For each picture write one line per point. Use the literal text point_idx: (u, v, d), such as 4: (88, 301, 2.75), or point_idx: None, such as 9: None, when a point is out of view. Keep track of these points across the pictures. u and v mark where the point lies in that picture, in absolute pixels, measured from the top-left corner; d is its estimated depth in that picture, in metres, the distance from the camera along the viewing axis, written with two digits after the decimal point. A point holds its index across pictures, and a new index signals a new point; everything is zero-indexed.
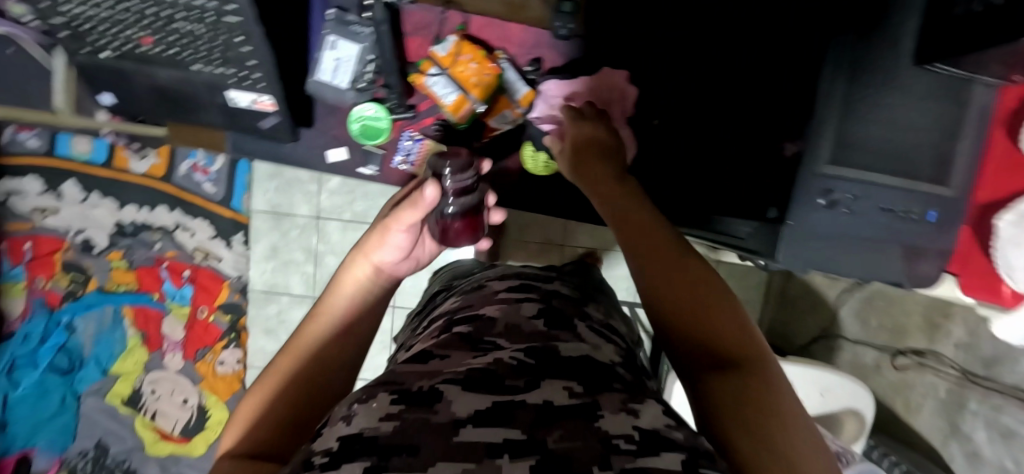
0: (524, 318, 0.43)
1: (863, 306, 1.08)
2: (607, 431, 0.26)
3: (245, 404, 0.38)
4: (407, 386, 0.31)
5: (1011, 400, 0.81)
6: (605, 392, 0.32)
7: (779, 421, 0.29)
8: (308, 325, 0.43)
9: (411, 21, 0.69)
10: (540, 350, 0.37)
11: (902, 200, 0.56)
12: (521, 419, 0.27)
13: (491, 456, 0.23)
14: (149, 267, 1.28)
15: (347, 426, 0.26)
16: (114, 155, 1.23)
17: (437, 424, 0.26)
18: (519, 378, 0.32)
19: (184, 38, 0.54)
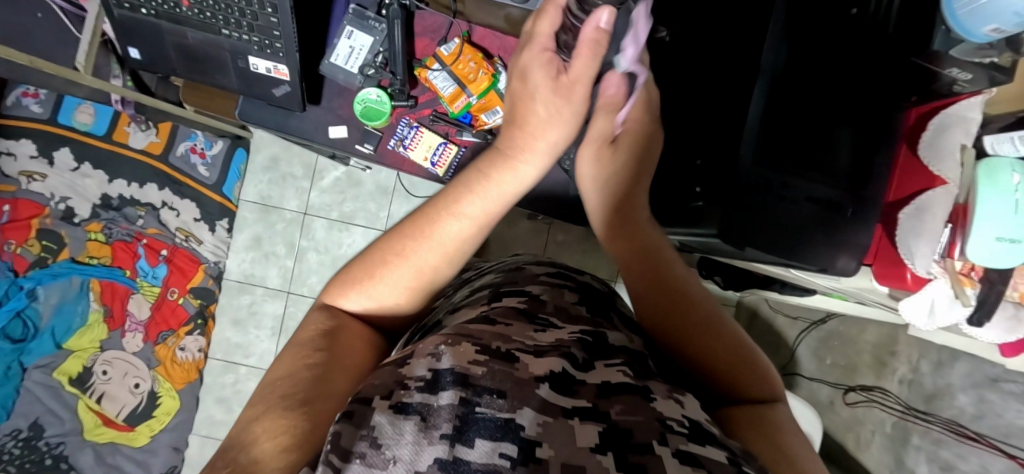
0: (569, 304, 0.49)
1: (820, 346, 1.15)
2: (662, 412, 0.32)
3: (372, 260, 0.41)
4: (487, 343, 0.36)
5: (948, 434, 0.86)
6: (651, 380, 0.38)
7: (791, 447, 0.37)
8: (443, 216, 0.41)
9: (422, 24, 0.75)
10: (592, 334, 0.43)
11: (826, 189, 0.49)
12: (583, 392, 0.34)
13: (565, 416, 0.31)
14: (127, 242, 1.28)
15: (438, 362, 0.32)
16: (115, 129, 1.27)
17: (519, 377, 0.32)
18: (580, 353, 0.39)
19: (219, 5, 0.61)
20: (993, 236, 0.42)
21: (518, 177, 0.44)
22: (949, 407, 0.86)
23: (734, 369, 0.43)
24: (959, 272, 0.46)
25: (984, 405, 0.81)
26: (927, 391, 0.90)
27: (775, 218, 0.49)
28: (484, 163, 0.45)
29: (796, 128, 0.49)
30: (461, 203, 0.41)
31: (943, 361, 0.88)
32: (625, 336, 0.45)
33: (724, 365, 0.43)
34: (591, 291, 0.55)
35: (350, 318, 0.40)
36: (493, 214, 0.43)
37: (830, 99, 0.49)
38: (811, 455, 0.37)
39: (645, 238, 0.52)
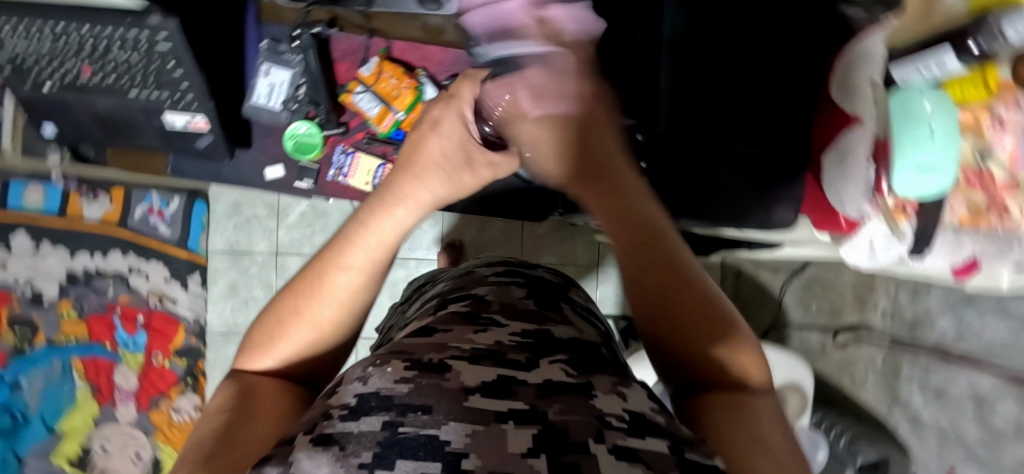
0: (516, 299, 0.44)
1: (805, 292, 1.17)
2: (600, 409, 0.28)
3: (267, 328, 0.39)
4: (419, 356, 0.33)
5: (935, 360, 0.86)
6: (597, 374, 0.33)
7: (776, 440, 0.28)
8: (330, 271, 0.39)
9: (339, 48, 0.74)
10: (536, 331, 0.38)
11: (749, 151, 0.50)
12: (521, 392, 0.29)
13: (498, 422, 0.26)
14: (101, 315, 1.26)
15: (364, 385, 0.29)
16: (68, 204, 1.24)
17: (448, 390, 0.28)
18: (521, 355, 0.34)
19: (119, 67, 0.59)
20: (910, 165, 0.41)
21: (395, 221, 0.41)
22: (931, 334, 0.87)
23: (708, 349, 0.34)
24: (891, 208, 0.45)
25: (963, 325, 0.82)
26: (909, 321, 0.91)
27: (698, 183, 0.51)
28: (363, 209, 0.42)
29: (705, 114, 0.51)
30: (346, 255, 0.39)
31: (918, 289, 0.89)
32: (574, 328, 0.41)
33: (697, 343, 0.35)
34: (543, 284, 0.50)
35: (258, 380, 0.37)
36: (381, 259, 0.40)
37: (722, 85, 0.50)
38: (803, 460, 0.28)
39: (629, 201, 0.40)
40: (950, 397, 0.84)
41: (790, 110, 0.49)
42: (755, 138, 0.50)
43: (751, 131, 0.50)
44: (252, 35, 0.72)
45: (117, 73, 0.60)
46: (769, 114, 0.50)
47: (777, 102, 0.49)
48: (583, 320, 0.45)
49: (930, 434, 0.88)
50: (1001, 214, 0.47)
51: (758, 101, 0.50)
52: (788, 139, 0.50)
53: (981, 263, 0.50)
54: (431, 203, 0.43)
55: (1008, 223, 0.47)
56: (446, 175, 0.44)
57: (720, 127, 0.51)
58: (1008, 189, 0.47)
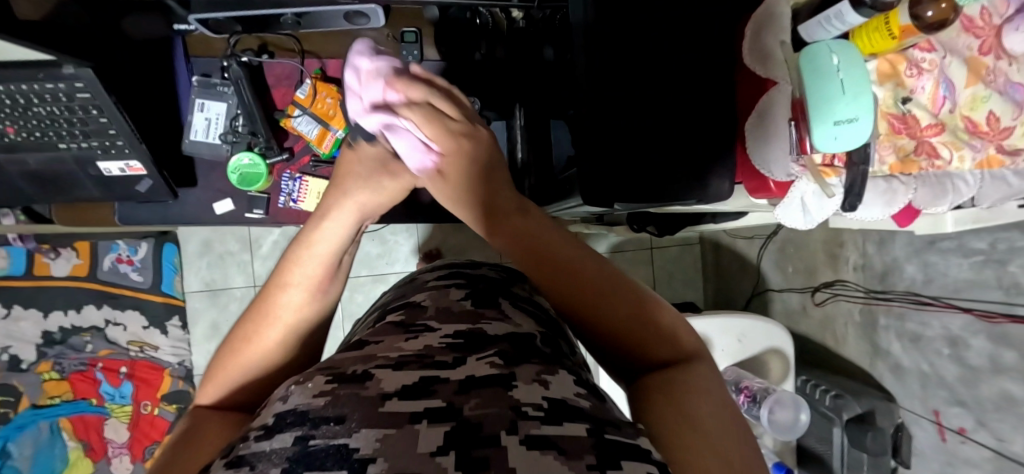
0: (452, 301, 0.40)
1: (780, 256, 1.19)
2: (517, 398, 0.25)
3: (221, 361, 0.38)
4: (342, 369, 0.28)
5: (908, 306, 0.87)
6: (523, 364, 0.29)
7: (705, 412, 0.30)
8: (278, 291, 0.41)
9: (273, 73, 0.74)
10: (470, 331, 0.34)
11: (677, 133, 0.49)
12: (441, 390, 0.26)
13: (411, 423, 0.23)
14: (82, 371, 1.24)
15: (283, 403, 0.25)
16: (35, 264, 1.23)
17: (365, 397, 0.25)
18: (449, 355, 0.30)
19: (42, 121, 0.59)
20: (829, 123, 0.42)
21: (328, 238, 0.46)
22: (901, 280, 0.87)
23: (640, 336, 0.36)
24: (819, 165, 0.46)
25: (930, 268, 0.82)
26: (879, 270, 0.92)
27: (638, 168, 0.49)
28: (307, 230, 0.47)
29: (629, 102, 0.49)
30: (291, 274, 0.42)
31: (884, 238, 0.90)
32: (511, 323, 0.36)
33: (628, 333, 0.36)
34: (485, 281, 0.45)
35: (206, 411, 0.34)
36: (321, 276, 0.43)
37: (643, 66, 0.49)
38: (734, 420, 0.30)
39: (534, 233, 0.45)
40: (926, 340, 0.85)
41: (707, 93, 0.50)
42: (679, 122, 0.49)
43: (676, 112, 0.49)
44: (182, 67, 0.71)
45: (43, 128, 0.59)
46: (694, 85, 0.50)
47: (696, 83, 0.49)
48: (523, 311, 0.40)
49: (912, 380, 0.89)
50: (931, 159, 0.48)
51: (683, 74, 0.49)
52: (715, 111, 0.50)
53: (921, 209, 0.51)
54: (359, 214, 0.50)
55: (938, 165, 0.48)
56: (374, 186, 0.53)
57: (651, 107, 0.49)
58: (934, 130, 0.47)
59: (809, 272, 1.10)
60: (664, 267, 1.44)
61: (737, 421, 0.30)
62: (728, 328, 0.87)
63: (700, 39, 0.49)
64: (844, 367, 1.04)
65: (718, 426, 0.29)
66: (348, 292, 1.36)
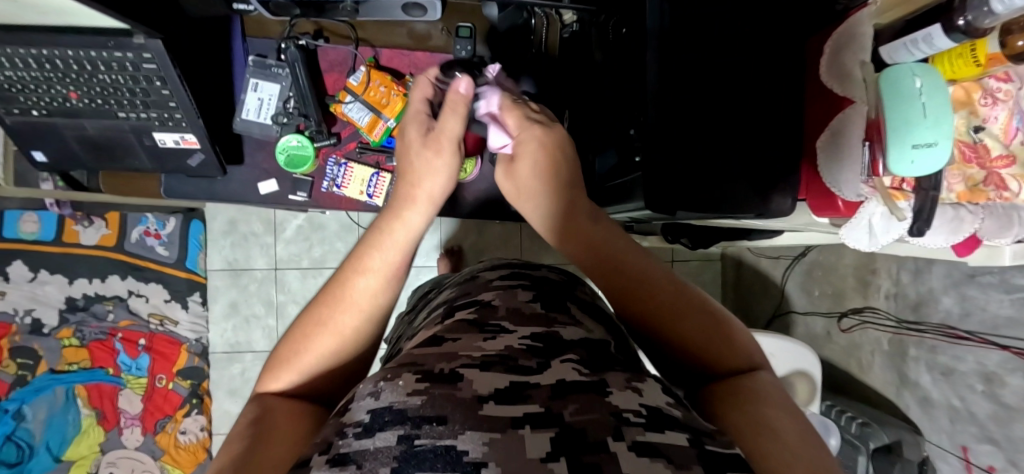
0: (523, 302, 0.39)
1: (807, 279, 1.18)
2: (616, 405, 0.25)
3: (289, 346, 0.37)
4: (429, 367, 0.28)
5: (942, 339, 0.86)
6: (609, 371, 0.29)
7: (768, 414, 0.30)
8: (355, 276, 0.39)
9: (327, 59, 0.74)
10: (546, 334, 0.33)
11: (731, 138, 0.49)
12: (537, 396, 0.25)
13: (514, 427, 0.23)
14: (102, 340, 1.25)
15: (375, 401, 0.25)
16: (64, 230, 1.24)
17: (461, 399, 0.24)
18: (532, 359, 0.30)
19: (106, 89, 0.60)
20: (907, 147, 0.41)
21: (405, 226, 0.44)
22: (936, 313, 0.86)
23: (707, 343, 0.36)
24: (890, 187, 0.45)
25: (967, 302, 0.81)
26: (912, 301, 0.91)
27: (692, 175, 0.49)
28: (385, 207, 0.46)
29: (695, 111, 0.49)
30: (368, 260, 0.40)
31: (920, 268, 0.89)
32: (584, 328, 0.36)
33: (696, 340, 0.36)
34: (549, 284, 0.45)
35: (282, 401, 0.34)
36: (398, 263, 0.41)
37: (709, 75, 0.49)
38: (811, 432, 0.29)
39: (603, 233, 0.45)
40: (959, 375, 0.83)
41: (771, 101, 0.49)
42: (735, 127, 0.49)
43: (742, 118, 0.49)
44: (239, 47, 0.72)
45: (104, 95, 0.60)
46: (760, 96, 0.49)
47: (761, 93, 0.49)
48: (590, 315, 0.40)
49: (942, 414, 0.87)
50: (999, 190, 0.48)
51: (748, 87, 0.49)
52: (783, 127, 0.50)
53: (983, 239, 0.49)
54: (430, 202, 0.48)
55: (1006, 196, 0.48)
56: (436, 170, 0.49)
57: (724, 118, 0.49)
58: (1005, 162, 0.47)
59: (836, 297, 1.09)
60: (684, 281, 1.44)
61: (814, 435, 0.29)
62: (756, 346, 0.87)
63: (768, 51, 0.49)
64: (867, 395, 1.03)
65: (799, 436, 0.28)
66: None
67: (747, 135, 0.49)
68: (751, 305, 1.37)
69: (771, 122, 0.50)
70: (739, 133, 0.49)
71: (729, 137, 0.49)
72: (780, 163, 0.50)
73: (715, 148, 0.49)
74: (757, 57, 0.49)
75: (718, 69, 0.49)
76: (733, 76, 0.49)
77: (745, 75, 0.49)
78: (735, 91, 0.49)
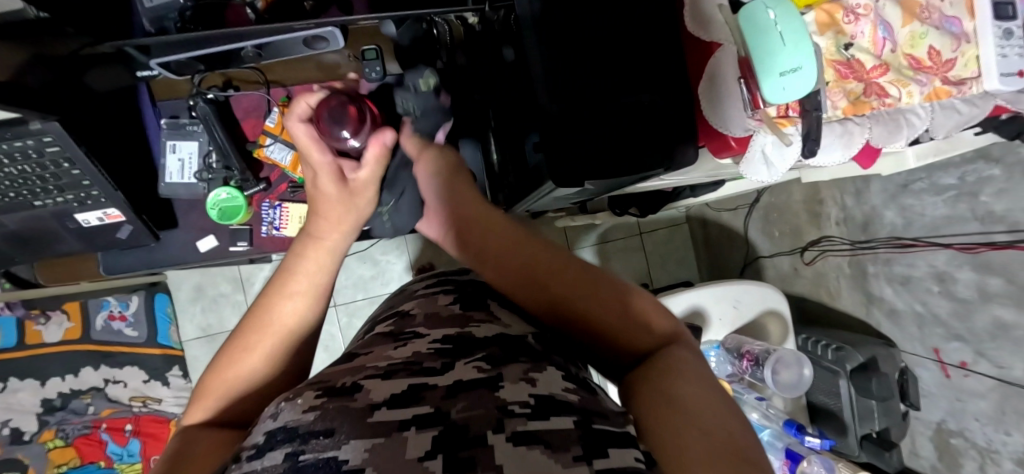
0: (440, 306, 0.42)
1: (765, 222, 1.21)
2: (505, 398, 0.26)
3: (216, 370, 0.38)
4: (332, 383, 0.29)
5: (894, 250, 0.89)
6: (510, 363, 0.31)
7: (677, 386, 0.30)
8: (276, 302, 0.42)
9: (242, 107, 0.76)
10: (458, 335, 0.35)
11: (627, 102, 0.51)
12: (430, 396, 0.27)
13: (399, 431, 0.23)
14: (87, 435, 1.21)
15: (273, 422, 0.25)
16: (25, 332, 1.21)
17: (355, 409, 0.25)
18: (437, 361, 0.31)
19: (16, 180, 0.59)
20: (775, 74, 0.43)
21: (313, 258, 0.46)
22: (883, 227, 0.90)
23: (626, 323, 0.37)
24: (776, 117, 0.48)
25: (907, 211, 0.85)
26: (861, 221, 0.94)
27: (595, 146, 0.51)
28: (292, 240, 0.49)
29: (585, 83, 0.50)
30: (289, 285, 0.43)
31: (860, 188, 0.93)
32: (500, 324, 0.38)
33: (615, 322, 0.37)
34: (471, 286, 0.48)
35: (202, 429, 0.34)
36: (319, 286, 0.44)
37: (592, 46, 0.50)
38: (726, 405, 0.29)
39: (504, 235, 0.46)
40: (916, 281, 0.86)
41: (656, 58, 0.51)
42: (630, 91, 0.51)
43: (632, 79, 0.51)
44: (150, 114, 0.75)
45: (16, 187, 0.60)
46: (647, 66, 0.51)
47: (646, 50, 0.51)
48: (510, 313, 0.43)
49: (909, 322, 0.90)
50: (881, 98, 0.50)
51: (633, 50, 0.51)
52: (671, 82, 0.52)
53: (879, 147, 0.52)
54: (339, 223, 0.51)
55: (889, 103, 0.50)
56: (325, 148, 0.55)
57: (615, 84, 0.51)
58: (879, 71, 0.49)
59: (796, 233, 1.12)
60: (656, 250, 1.46)
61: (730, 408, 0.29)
62: (722, 295, 0.87)
63: (641, 11, 0.51)
64: (842, 320, 1.06)
65: (712, 415, 0.28)
66: (346, 318, 1.36)
67: (641, 97, 0.51)
68: (721, 259, 1.40)
69: (658, 77, 0.51)
70: (634, 96, 0.51)
71: (622, 101, 0.51)
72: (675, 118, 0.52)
73: (611, 116, 0.51)
74: (634, 21, 0.51)
75: (602, 38, 0.50)
76: (616, 42, 0.51)
77: (627, 38, 0.51)
78: (620, 56, 0.51)
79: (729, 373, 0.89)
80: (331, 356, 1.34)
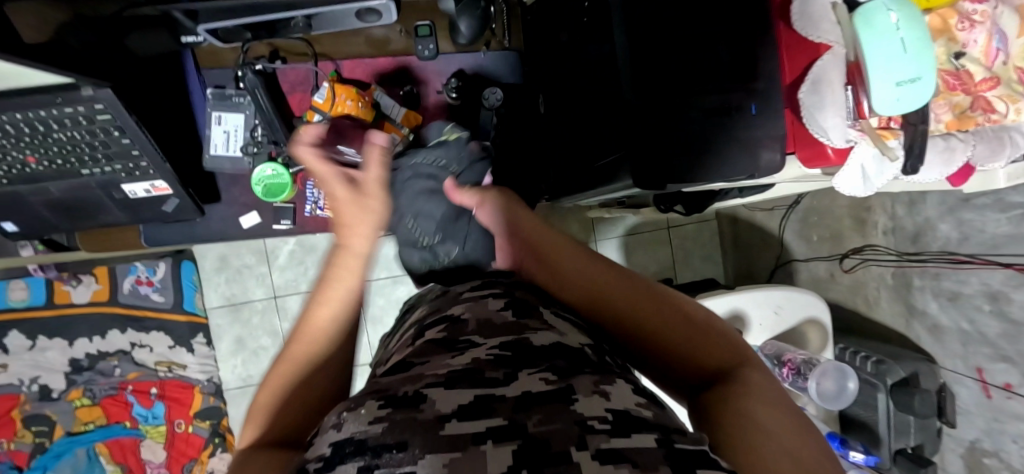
0: (493, 312, 0.39)
1: (804, 225, 1.17)
2: (580, 413, 0.23)
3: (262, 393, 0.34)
4: (393, 391, 0.27)
5: (944, 265, 0.86)
6: (577, 375, 0.28)
7: (753, 407, 0.28)
8: (314, 308, 0.37)
9: (287, 80, 0.74)
10: (516, 342, 0.33)
11: (707, 101, 0.48)
12: (501, 408, 0.24)
13: (475, 443, 0.21)
14: (114, 396, 1.23)
15: (338, 433, 0.23)
16: (54, 292, 1.22)
17: (423, 421, 0.23)
18: (498, 370, 0.29)
19: (64, 147, 0.57)
20: (892, 84, 0.40)
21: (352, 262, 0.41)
22: (935, 240, 0.87)
23: (694, 346, 0.36)
24: (878, 128, 0.46)
25: (965, 226, 0.82)
26: (911, 232, 0.91)
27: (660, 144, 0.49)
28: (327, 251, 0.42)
29: (657, 81, 0.48)
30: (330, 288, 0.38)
31: (914, 199, 0.89)
32: (557, 333, 0.35)
33: (685, 349, 0.36)
34: (521, 287, 0.45)
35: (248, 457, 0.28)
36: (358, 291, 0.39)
37: (664, 42, 0.48)
38: (810, 433, 0.27)
39: (564, 248, 0.47)
40: (965, 298, 0.84)
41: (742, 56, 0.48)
42: (706, 89, 0.48)
43: (706, 78, 0.48)
44: (194, 81, 0.72)
45: (63, 154, 0.58)
46: (712, 69, 0.48)
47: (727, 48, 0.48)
48: (567, 321, 0.39)
49: (952, 339, 0.88)
50: (987, 114, 0.47)
51: (709, 48, 0.48)
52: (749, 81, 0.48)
53: (976, 166, 0.49)
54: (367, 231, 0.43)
55: (994, 119, 0.47)
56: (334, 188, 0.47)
57: (687, 81, 0.48)
58: (989, 85, 0.46)
59: (836, 239, 1.09)
60: (682, 245, 1.42)
61: (813, 435, 0.27)
62: (764, 301, 0.85)
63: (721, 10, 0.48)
64: (878, 331, 1.04)
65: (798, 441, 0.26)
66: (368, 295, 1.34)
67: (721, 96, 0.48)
68: (751, 259, 1.37)
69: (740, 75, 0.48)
70: (712, 94, 0.48)
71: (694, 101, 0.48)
72: (756, 124, 0.49)
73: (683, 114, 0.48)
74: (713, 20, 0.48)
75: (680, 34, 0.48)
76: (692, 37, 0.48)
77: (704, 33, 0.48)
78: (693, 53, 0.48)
79: None
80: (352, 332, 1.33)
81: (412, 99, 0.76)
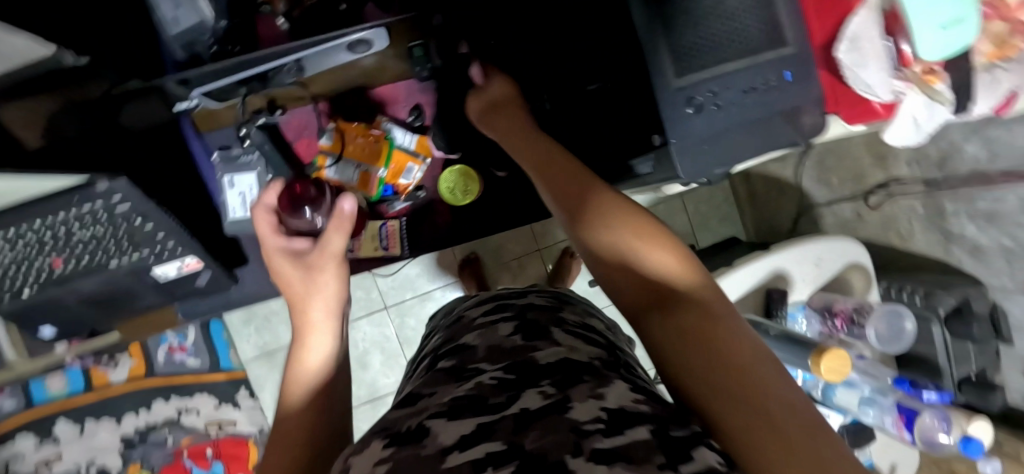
0: (502, 338, 0.38)
1: (821, 168, 1.15)
2: (575, 418, 0.23)
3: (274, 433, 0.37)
4: (397, 431, 0.26)
5: (976, 186, 0.85)
6: (576, 384, 0.28)
7: (722, 355, 0.28)
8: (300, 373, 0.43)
9: (291, 128, 0.76)
10: (521, 363, 0.32)
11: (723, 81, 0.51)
12: (502, 429, 0.24)
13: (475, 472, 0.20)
14: (172, 464, 1.23)
15: None
16: (91, 376, 1.21)
17: (425, 457, 0.22)
18: (501, 394, 0.28)
19: (87, 244, 0.55)
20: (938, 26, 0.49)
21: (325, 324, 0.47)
22: (964, 162, 0.85)
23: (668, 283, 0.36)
24: (921, 74, 0.54)
25: (993, 143, 0.80)
26: (936, 158, 0.90)
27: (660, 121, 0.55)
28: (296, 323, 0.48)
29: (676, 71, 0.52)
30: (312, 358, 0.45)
31: None
32: (562, 349, 0.35)
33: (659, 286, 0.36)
34: (532, 310, 0.44)
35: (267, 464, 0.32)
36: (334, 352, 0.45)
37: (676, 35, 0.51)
38: (783, 380, 0.26)
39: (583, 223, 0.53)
40: (1004, 215, 0.82)
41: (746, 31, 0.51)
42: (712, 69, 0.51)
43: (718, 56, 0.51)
44: (198, 147, 0.73)
45: (88, 251, 0.56)
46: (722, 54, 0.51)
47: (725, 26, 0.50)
48: (576, 337, 0.39)
49: (996, 258, 0.87)
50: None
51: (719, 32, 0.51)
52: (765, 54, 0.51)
53: None
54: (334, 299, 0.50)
55: None
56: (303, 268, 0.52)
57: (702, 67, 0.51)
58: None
59: (857, 176, 1.07)
60: (698, 210, 1.41)
61: (786, 382, 0.26)
62: (804, 255, 0.83)
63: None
64: (914, 261, 1.03)
65: (769, 392, 0.25)
66: (399, 319, 1.33)
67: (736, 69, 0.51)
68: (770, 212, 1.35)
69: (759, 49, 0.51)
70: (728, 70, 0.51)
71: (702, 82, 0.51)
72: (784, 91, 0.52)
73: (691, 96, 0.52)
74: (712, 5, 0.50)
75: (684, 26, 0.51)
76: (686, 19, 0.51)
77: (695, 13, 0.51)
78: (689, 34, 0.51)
79: (818, 331, 0.87)
80: (389, 358, 1.33)
81: (420, 122, 0.78)
